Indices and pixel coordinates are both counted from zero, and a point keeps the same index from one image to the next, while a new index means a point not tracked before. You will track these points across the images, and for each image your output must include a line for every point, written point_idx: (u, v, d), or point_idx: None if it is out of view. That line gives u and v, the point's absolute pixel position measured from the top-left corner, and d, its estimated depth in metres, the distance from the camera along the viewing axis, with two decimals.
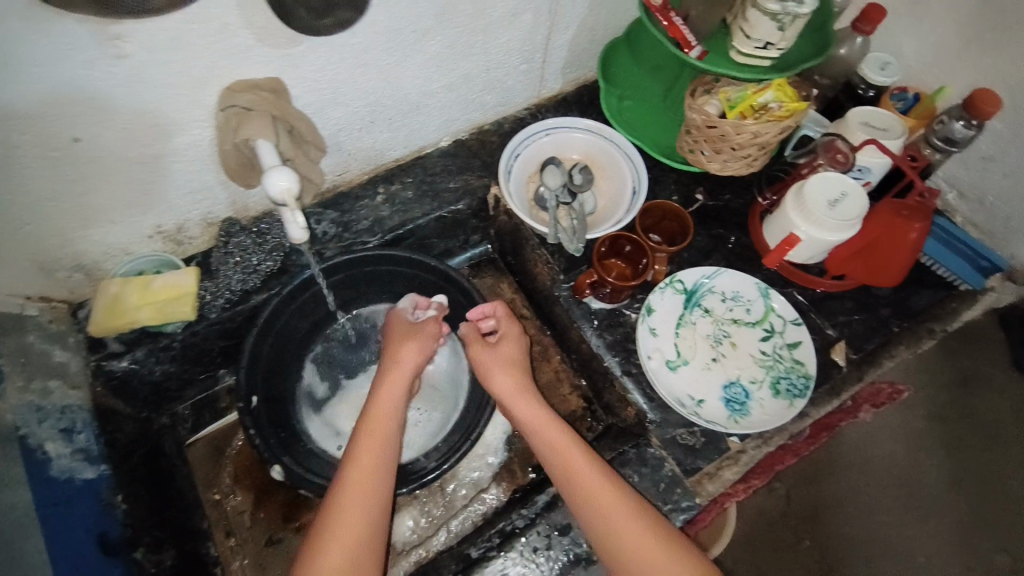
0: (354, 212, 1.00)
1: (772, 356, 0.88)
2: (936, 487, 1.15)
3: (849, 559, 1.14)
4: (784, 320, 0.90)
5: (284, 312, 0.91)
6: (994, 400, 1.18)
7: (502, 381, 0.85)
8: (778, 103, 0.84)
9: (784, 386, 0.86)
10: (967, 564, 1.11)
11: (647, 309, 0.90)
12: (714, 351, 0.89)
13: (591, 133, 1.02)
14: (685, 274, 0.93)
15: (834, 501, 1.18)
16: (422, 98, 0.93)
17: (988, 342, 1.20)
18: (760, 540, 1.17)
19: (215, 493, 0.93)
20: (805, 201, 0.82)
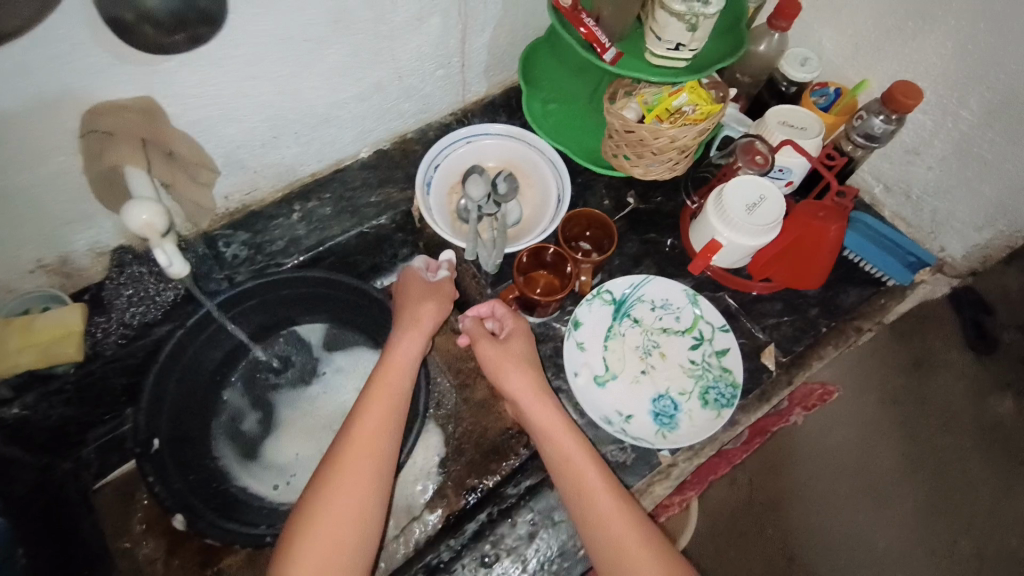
0: (268, 232, 0.93)
1: (701, 364, 0.87)
2: (891, 474, 1.17)
3: (811, 544, 1.17)
4: (713, 326, 0.88)
5: (191, 345, 0.85)
6: (949, 383, 1.19)
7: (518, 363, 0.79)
8: (692, 106, 0.84)
9: (713, 396, 0.84)
10: (931, 548, 1.13)
11: (575, 324, 0.87)
12: (643, 363, 0.88)
13: (505, 139, 0.98)
14: (613, 284, 0.91)
15: (793, 491, 1.20)
16: (331, 109, 0.86)
17: (939, 324, 1.19)
18: (724, 533, 1.19)
19: (125, 541, 0.87)
20: (721, 207, 0.81)
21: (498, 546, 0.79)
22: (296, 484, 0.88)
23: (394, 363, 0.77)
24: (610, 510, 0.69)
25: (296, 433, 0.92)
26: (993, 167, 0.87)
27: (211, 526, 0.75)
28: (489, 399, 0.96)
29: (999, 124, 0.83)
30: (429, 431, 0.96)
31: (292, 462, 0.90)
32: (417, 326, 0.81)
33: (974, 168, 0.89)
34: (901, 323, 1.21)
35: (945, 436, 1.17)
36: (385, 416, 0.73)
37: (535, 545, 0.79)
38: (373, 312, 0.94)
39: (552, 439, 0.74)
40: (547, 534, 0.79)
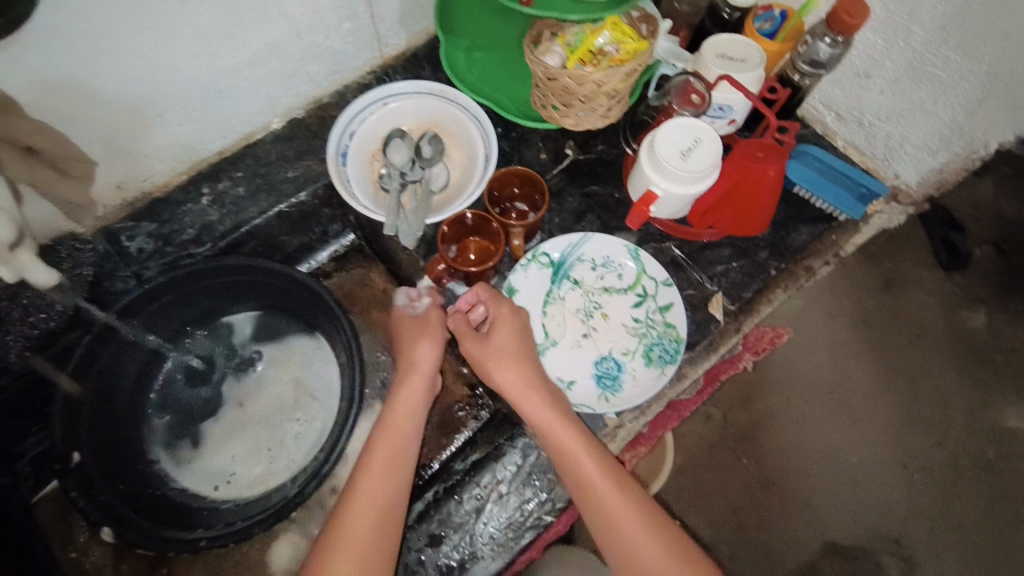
0: (175, 220, 0.87)
1: (645, 322, 0.84)
2: (864, 392, 1.29)
3: (785, 468, 1.26)
4: (656, 281, 0.84)
5: (104, 352, 0.80)
6: (919, 295, 1.33)
7: (509, 363, 0.77)
8: (615, 44, 0.75)
9: (657, 354, 0.82)
10: (902, 461, 1.25)
11: (509, 292, 0.84)
12: (584, 326, 0.85)
13: (418, 96, 0.90)
14: (550, 245, 0.86)
15: (768, 421, 1.29)
16: (219, 78, 0.78)
17: (912, 243, 1.35)
18: (701, 466, 1.27)
19: (71, 550, 0.85)
20: (654, 156, 0.75)
21: (446, 523, 0.78)
22: (239, 480, 0.86)
23: (399, 412, 0.77)
24: (619, 505, 0.70)
25: (228, 432, 0.89)
26: (948, 87, 0.79)
27: (143, 535, 0.74)
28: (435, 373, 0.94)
29: (951, 35, 0.75)
30: (376, 410, 0.93)
31: (232, 460, 0.87)
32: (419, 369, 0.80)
33: (927, 90, 0.82)
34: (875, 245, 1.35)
35: (918, 351, 1.31)
36: (395, 467, 0.72)
37: (484, 518, 0.78)
38: (299, 295, 0.88)
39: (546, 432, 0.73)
40: (494, 509, 0.78)
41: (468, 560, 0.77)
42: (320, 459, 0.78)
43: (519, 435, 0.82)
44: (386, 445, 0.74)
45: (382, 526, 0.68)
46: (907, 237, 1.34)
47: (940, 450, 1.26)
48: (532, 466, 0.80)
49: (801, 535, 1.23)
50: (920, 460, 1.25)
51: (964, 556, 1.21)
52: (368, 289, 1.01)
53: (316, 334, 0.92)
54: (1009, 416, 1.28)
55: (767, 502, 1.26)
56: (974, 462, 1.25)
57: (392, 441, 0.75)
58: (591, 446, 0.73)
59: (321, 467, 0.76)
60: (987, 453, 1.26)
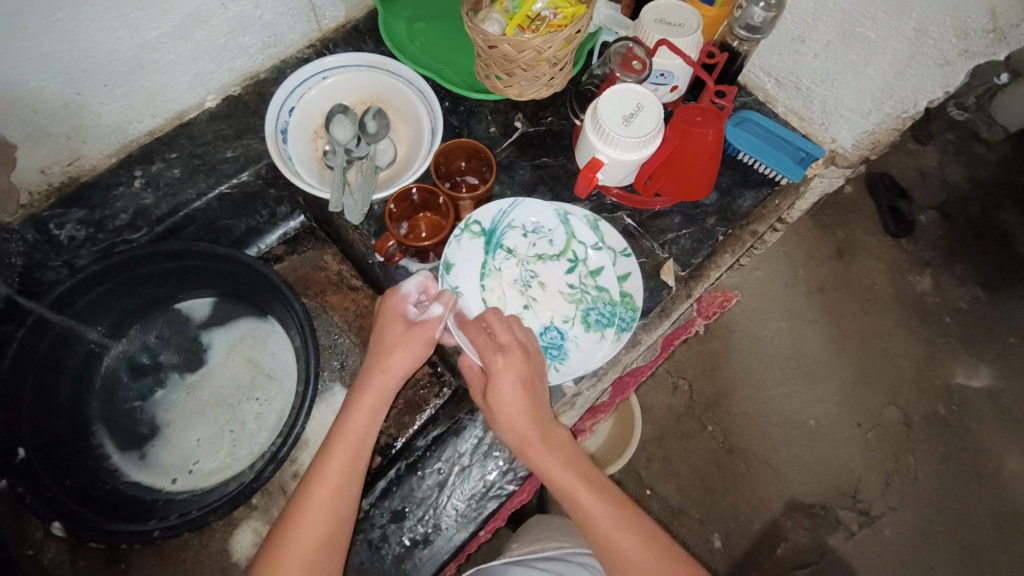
0: (108, 205, 0.83)
1: (580, 288, 0.84)
2: (822, 355, 1.35)
3: (746, 432, 1.31)
4: (586, 245, 0.85)
5: (40, 344, 0.76)
6: (868, 263, 1.41)
7: (512, 413, 0.70)
8: (552, 10, 0.75)
9: (594, 318, 0.82)
10: (857, 419, 1.32)
11: (446, 267, 0.82)
12: (522, 298, 0.85)
13: (359, 70, 0.88)
14: (480, 214, 0.84)
15: (732, 387, 1.34)
16: (141, 52, 0.74)
17: (859, 211, 1.45)
18: (670, 433, 1.31)
19: (27, 548, 0.79)
20: (598, 123, 0.75)
21: (408, 499, 0.78)
22: (202, 468, 0.83)
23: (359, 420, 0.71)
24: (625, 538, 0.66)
25: (185, 421, 0.86)
26: (878, 47, 0.82)
27: (89, 529, 0.70)
28: None
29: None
30: (335, 392, 0.93)
31: (195, 446, 0.85)
32: (385, 379, 0.73)
33: (858, 51, 0.84)
34: (831, 214, 1.45)
35: (869, 313, 1.38)
36: (348, 476, 0.67)
37: (447, 491, 0.78)
38: (247, 275, 0.84)
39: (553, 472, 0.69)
40: (456, 481, 0.78)
41: (431, 533, 0.76)
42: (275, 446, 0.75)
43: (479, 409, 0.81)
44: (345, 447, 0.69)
45: (329, 533, 0.65)
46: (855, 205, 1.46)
47: (892, 408, 1.33)
48: (493, 438, 0.79)
49: (765, 494, 1.28)
50: (873, 418, 1.33)
51: (920, 511, 1.29)
52: (323, 271, 0.99)
53: (270, 316, 0.90)
54: (956, 372, 1.37)
55: (732, 466, 1.30)
56: (926, 419, 1.34)
57: (346, 448, 0.69)
58: (602, 489, 0.69)
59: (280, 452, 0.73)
60: (937, 410, 1.35)
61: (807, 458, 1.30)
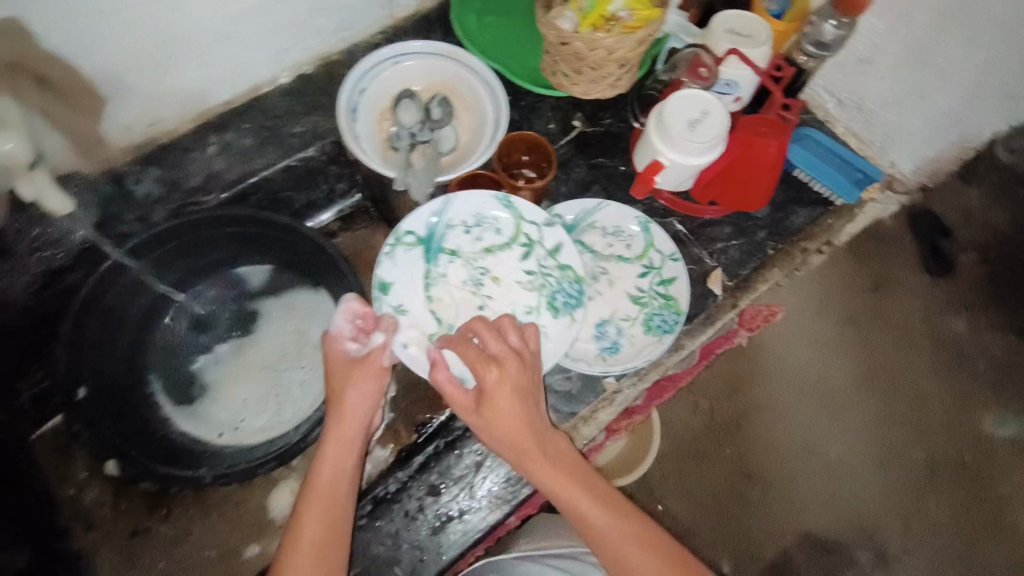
0: (183, 167, 0.87)
1: (540, 273, 0.84)
2: (846, 386, 1.29)
3: (763, 456, 1.26)
4: (536, 226, 0.83)
5: (109, 291, 0.80)
6: (903, 299, 1.33)
7: (509, 425, 0.67)
8: (629, 12, 0.76)
9: (560, 301, 0.83)
10: (877, 457, 1.26)
11: (381, 288, 0.82)
12: (477, 297, 0.84)
13: (429, 59, 0.91)
14: (412, 224, 0.83)
15: (754, 410, 1.28)
16: (229, 24, 0.78)
17: (901, 249, 1.34)
18: (684, 453, 1.26)
19: (70, 487, 0.83)
20: (662, 126, 0.76)
21: (445, 475, 0.79)
22: (247, 427, 0.86)
23: (329, 469, 0.67)
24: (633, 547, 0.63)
25: (234, 381, 0.89)
26: (947, 74, 0.82)
27: (144, 470, 0.75)
28: None
29: (940, 18, 0.77)
30: None
31: (241, 406, 0.87)
32: (350, 426, 0.70)
33: (926, 77, 0.84)
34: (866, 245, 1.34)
35: None
36: (335, 531, 0.65)
37: (483, 473, 0.79)
38: (306, 249, 0.87)
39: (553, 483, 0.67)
40: (493, 464, 0.79)
41: (466, 511, 0.77)
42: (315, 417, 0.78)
43: None
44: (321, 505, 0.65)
45: None
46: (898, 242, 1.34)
47: (918, 448, 1.27)
48: None
49: (780, 522, 1.24)
50: (897, 457, 1.26)
51: (937, 559, 1.22)
52: (373, 250, 1.02)
53: (321, 288, 0.91)
54: (985, 421, 1.29)
55: (747, 491, 1.25)
56: (949, 463, 1.26)
57: (325, 500, 0.66)
58: (605, 499, 0.66)
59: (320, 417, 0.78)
60: (963, 456, 1.27)
61: (822, 489, 1.25)
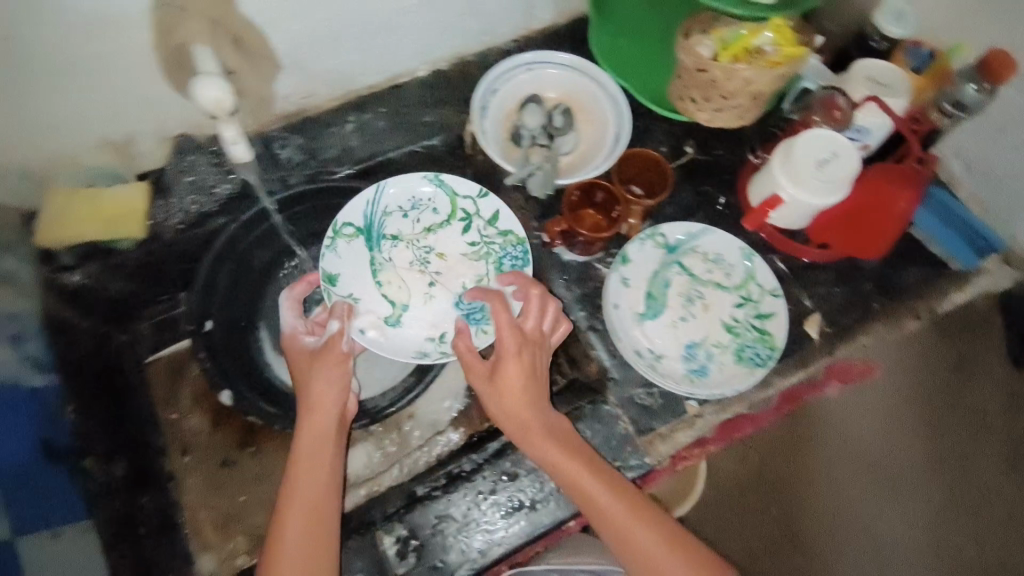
0: (323, 140, 0.94)
1: (483, 243, 0.89)
2: (911, 467, 1.03)
3: (811, 525, 1.02)
4: (471, 199, 0.89)
5: (243, 239, 0.88)
6: (987, 388, 1.04)
7: (516, 400, 0.74)
8: (774, 47, 0.76)
9: (508, 265, 0.88)
10: (934, 552, 1.00)
11: (329, 279, 0.85)
12: (426, 276, 0.89)
13: (570, 73, 0.95)
14: (349, 215, 0.87)
15: (807, 475, 1.04)
16: (393, 16, 0.85)
17: (987, 327, 1.04)
18: (723, 502, 1.03)
19: (173, 412, 0.89)
20: (789, 161, 0.77)
21: (519, 464, 0.81)
22: None
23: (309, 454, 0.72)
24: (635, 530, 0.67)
25: None
26: None
27: (252, 405, 0.85)
28: None
29: None
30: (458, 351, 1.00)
31: None
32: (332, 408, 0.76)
33: None
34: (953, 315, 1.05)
35: None
36: (321, 511, 0.69)
37: None
38: None
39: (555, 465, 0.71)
40: None
41: (537, 501, 0.79)
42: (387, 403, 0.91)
43: (601, 401, 0.84)
44: (309, 491, 0.70)
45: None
46: (988, 321, 1.05)
47: (977, 549, 1.00)
48: (614, 436, 0.82)
49: None
50: (955, 551, 1.00)
51: None
52: None
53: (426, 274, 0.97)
54: None
55: (788, 562, 1.01)
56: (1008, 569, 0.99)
57: (310, 490, 0.70)
58: (609, 482, 0.70)
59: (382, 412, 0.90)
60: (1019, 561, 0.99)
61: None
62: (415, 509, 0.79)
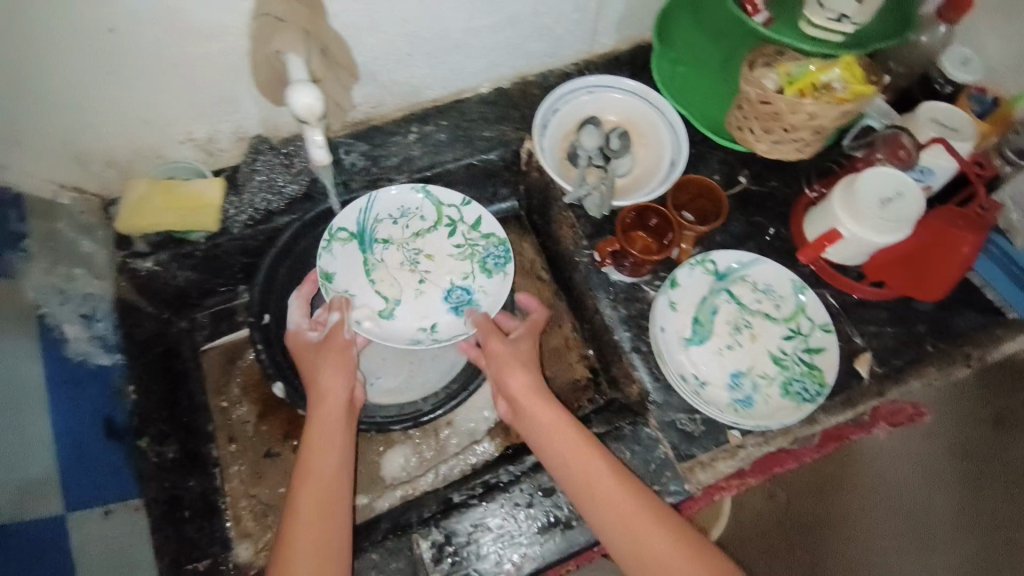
0: (385, 147, 0.98)
1: (466, 245, 0.96)
2: (946, 523, 0.97)
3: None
4: (455, 207, 0.96)
5: (305, 237, 0.92)
6: None
7: (520, 377, 0.83)
8: (843, 83, 0.77)
9: (491, 264, 0.96)
10: None
11: (327, 277, 0.90)
12: (415, 274, 0.95)
13: (634, 98, 0.97)
14: (343, 221, 0.92)
15: (836, 520, 1.00)
16: (464, 35, 0.88)
17: None
18: (749, 540, 1.02)
19: (223, 400, 0.93)
20: (851, 196, 0.77)
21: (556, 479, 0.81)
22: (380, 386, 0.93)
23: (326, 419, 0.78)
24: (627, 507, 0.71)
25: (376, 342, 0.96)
26: None
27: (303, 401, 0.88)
28: (562, 348, 1.05)
29: None
30: None
31: (380, 364, 0.95)
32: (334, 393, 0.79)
33: None
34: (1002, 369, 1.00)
35: None
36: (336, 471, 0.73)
37: None
38: None
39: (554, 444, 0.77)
40: None
41: (572, 519, 0.79)
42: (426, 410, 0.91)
43: (641, 425, 0.84)
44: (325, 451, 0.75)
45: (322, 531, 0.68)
46: None
47: None
48: (655, 460, 0.82)
49: None
50: None
51: None
52: (518, 256, 1.11)
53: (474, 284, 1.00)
54: None
55: None
56: None
57: (328, 448, 0.75)
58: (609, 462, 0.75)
59: (422, 418, 0.90)
60: None
61: None
62: (451, 516, 0.79)
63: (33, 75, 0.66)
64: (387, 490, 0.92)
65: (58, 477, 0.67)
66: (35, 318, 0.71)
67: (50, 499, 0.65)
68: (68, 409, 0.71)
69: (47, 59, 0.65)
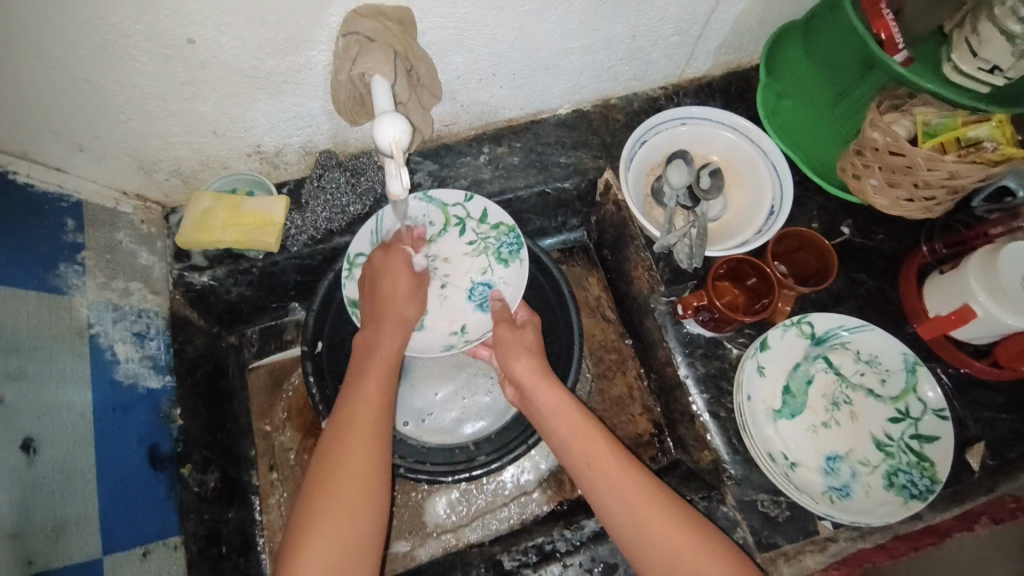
0: (454, 167, 0.91)
1: (479, 240, 0.88)
2: None
3: None
4: (460, 205, 0.87)
5: None
6: None
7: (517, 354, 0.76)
8: (993, 141, 0.69)
9: (506, 252, 0.87)
10: None
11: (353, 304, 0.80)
12: (436, 280, 0.86)
13: (740, 140, 0.88)
14: (360, 244, 0.82)
15: None
16: (554, 56, 0.80)
17: None
18: None
19: (267, 424, 0.89)
20: (993, 279, 0.69)
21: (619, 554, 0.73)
22: (430, 425, 0.87)
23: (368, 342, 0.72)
24: (646, 507, 0.62)
25: (428, 375, 0.90)
26: None
27: None
28: (624, 398, 0.97)
29: None
30: None
31: (429, 402, 0.89)
32: (399, 317, 0.73)
33: None
34: None
35: None
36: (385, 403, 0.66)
37: None
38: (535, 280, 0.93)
39: (559, 421, 0.70)
40: None
41: None
42: (480, 461, 0.83)
43: (717, 501, 0.76)
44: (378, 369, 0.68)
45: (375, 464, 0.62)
46: None
47: None
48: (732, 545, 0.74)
49: None
50: None
51: None
52: (582, 291, 1.04)
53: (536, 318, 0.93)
54: None
55: None
56: None
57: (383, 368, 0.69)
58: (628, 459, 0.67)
59: (474, 473, 0.82)
60: None
61: None
62: None
63: (105, 84, 0.62)
64: (430, 537, 0.87)
65: (96, 516, 0.62)
66: (86, 337, 0.67)
67: (87, 542, 0.60)
68: (112, 438, 0.66)
69: (121, 69, 0.61)
